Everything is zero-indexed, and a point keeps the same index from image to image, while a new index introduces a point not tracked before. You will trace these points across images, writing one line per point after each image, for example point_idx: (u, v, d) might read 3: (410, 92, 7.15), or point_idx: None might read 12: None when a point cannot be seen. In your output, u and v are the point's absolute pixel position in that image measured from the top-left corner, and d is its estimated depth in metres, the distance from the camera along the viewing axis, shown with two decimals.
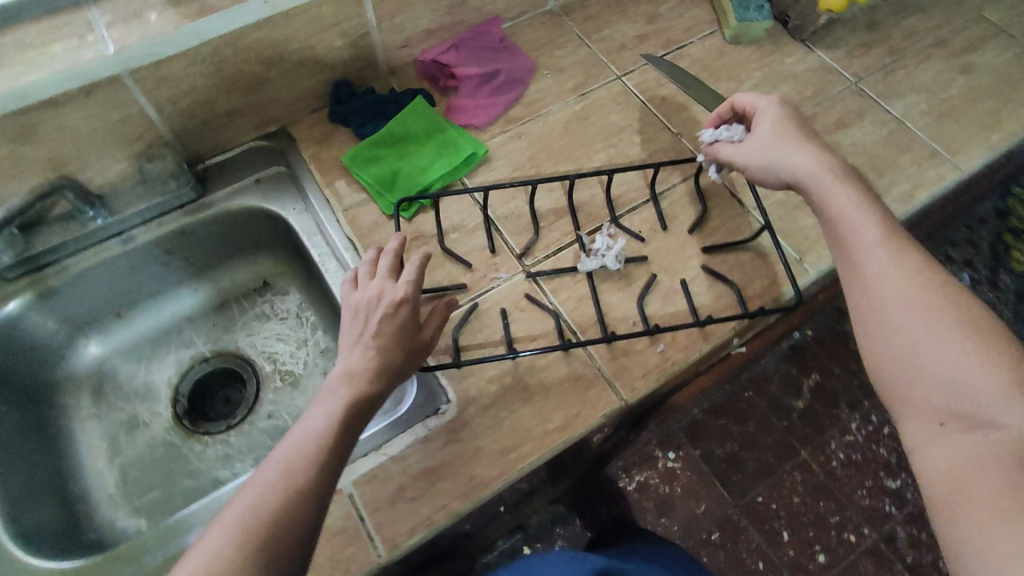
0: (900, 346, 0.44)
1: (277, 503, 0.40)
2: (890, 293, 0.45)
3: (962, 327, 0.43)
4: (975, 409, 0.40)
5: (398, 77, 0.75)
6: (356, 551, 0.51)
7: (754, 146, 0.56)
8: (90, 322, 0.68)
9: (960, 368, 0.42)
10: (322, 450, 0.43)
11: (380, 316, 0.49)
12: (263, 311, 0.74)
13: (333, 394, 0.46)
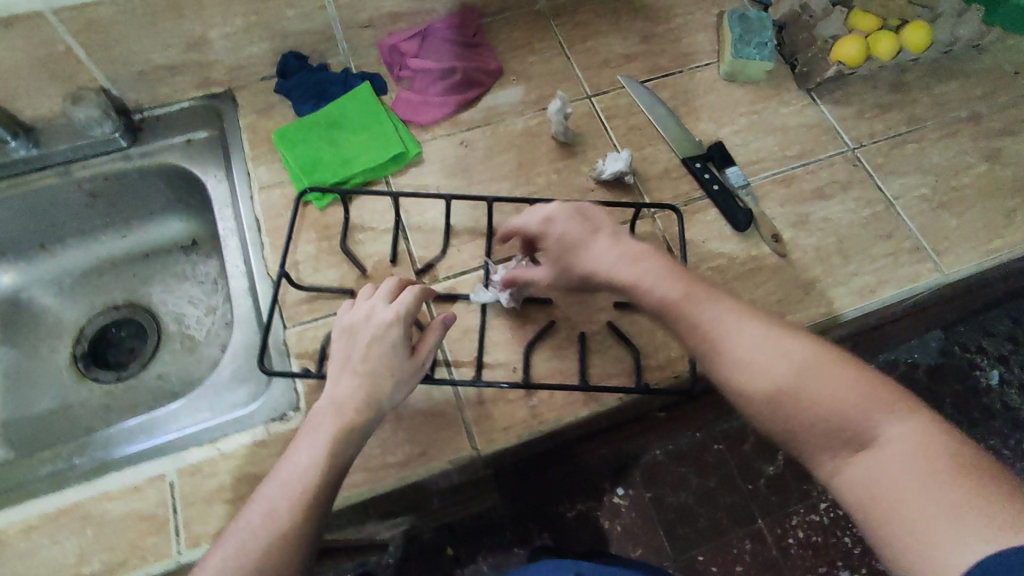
0: (760, 398, 0.42)
1: (262, 554, 0.40)
2: (732, 345, 0.44)
3: (796, 354, 0.43)
4: (854, 429, 0.40)
5: (358, 58, 0.71)
6: (158, 542, 0.50)
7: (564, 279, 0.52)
8: (11, 250, 0.70)
9: (821, 398, 0.41)
10: (308, 492, 0.42)
11: (370, 339, 0.48)
12: (183, 271, 0.73)
13: (321, 427, 0.45)
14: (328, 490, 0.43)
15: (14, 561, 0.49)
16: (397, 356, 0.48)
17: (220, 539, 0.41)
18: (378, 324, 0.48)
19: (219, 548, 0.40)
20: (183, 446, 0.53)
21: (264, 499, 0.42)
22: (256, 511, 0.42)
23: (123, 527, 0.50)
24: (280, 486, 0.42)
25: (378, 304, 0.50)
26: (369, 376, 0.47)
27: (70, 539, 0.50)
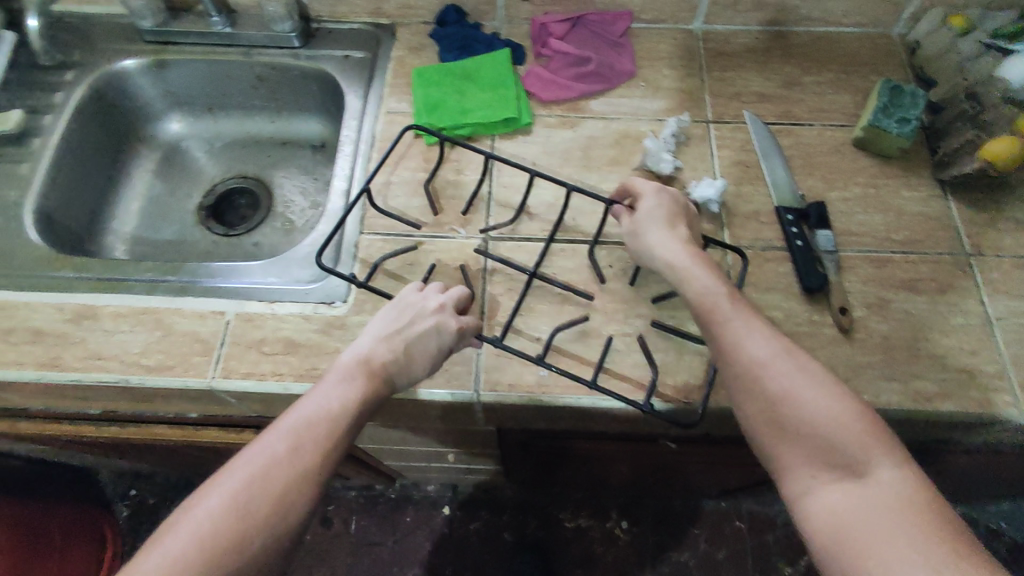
0: (760, 406, 0.45)
1: (287, 478, 0.43)
2: (755, 358, 0.46)
3: (812, 384, 0.45)
4: (848, 460, 0.42)
5: (510, 28, 0.77)
6: (201, 362, 0.59)
7: (633, 238, 0.56)
8: (188, 106, 0.84)
9: (826, 424, 0.43)
10: (331, 437, 0.46)
11: (426, 325, 0.53)
12: (305, 165, 0.84)
13: (349, 376, 0.49)
14: (345, 443, 0.46)
15: (100, 333, 0.61)
16: (437, 358, 0.53)
17: (238, 457, 0.44)
18: (440, 320, 0.53)
19: (240, 463, 0.43)
20: (247, 297, 0.62)
21: (287, 427, 0.45)
22: (281, 437, 0.45)
23: (181, 340, 0.60)
24: (306, 418, 0.46)
25: (442, 304, 0.55)
26: (407, 360, 0.52)
27: (141, 333, 0.60)
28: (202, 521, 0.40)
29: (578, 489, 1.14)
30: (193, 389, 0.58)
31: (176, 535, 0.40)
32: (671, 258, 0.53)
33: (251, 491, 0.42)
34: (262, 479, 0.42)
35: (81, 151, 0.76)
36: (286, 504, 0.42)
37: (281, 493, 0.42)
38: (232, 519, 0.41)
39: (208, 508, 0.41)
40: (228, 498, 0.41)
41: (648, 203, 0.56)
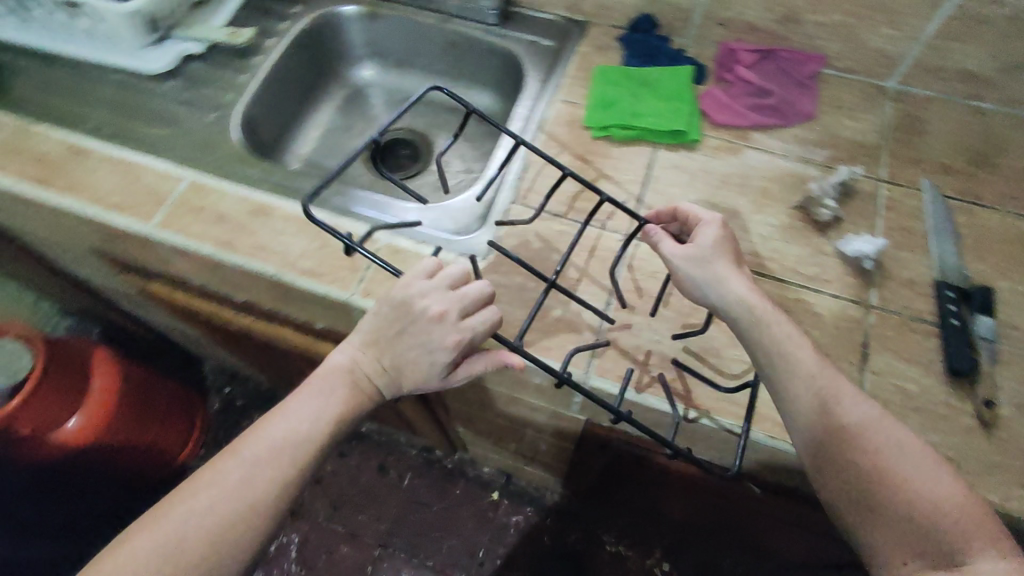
0: (846, 475, 0.44)
1: (240, 506, 0.46)
2: (838, 422, 0.46)
3: (904, 458, 0.44)
4: (947, 548, 0.40)
5: (697, 48, 0.78)
6: (346, 276, 0.65)
7: (690, 267, 0.53)
8: (382, 59, 0.93)
9: (921, 504, 0.42)
10: (292, 462, 0.48)
11: (421, 339, 0.51)
12: (468, 134, 0.90)
13: (322, 390, 0.51)
14: (307, 464, 0.49)
15: (270, 229, 0.68)
16: (429, 373, 0.51)
17: (201, 479, 0.47)
18: (438, 337, 0.51)
19: (198, 492, 0.46)
20: (398, 232, 0.68)
21: (249, 448, 0.48)
22: (241, 463, 0.48)
23: (334, 254, 0.66)
24: (273, 442, 0.48)
25: (446, 309, 0.51)
26: (394, 375, 0.52)
27: (302, 239, 0.67)
28: (146, 556, 0.44)
29: (628, 522, 1.19)
30: (332, 298, 0.64)
31: (131, 556, 0.44)
32: (743, 292, 0.51)
33: (205, 522, 0.45)
34: (216, 506, 0.46)
35: (288, 75, 0.86)
36: (242, 528, 0.46)
37: (236, 517, 0.46)
38: (185, 543, 0.45)
39: (165, 531, 0.45)
40: (181, 524, 0.45)
41: (706, 232, 0.54)
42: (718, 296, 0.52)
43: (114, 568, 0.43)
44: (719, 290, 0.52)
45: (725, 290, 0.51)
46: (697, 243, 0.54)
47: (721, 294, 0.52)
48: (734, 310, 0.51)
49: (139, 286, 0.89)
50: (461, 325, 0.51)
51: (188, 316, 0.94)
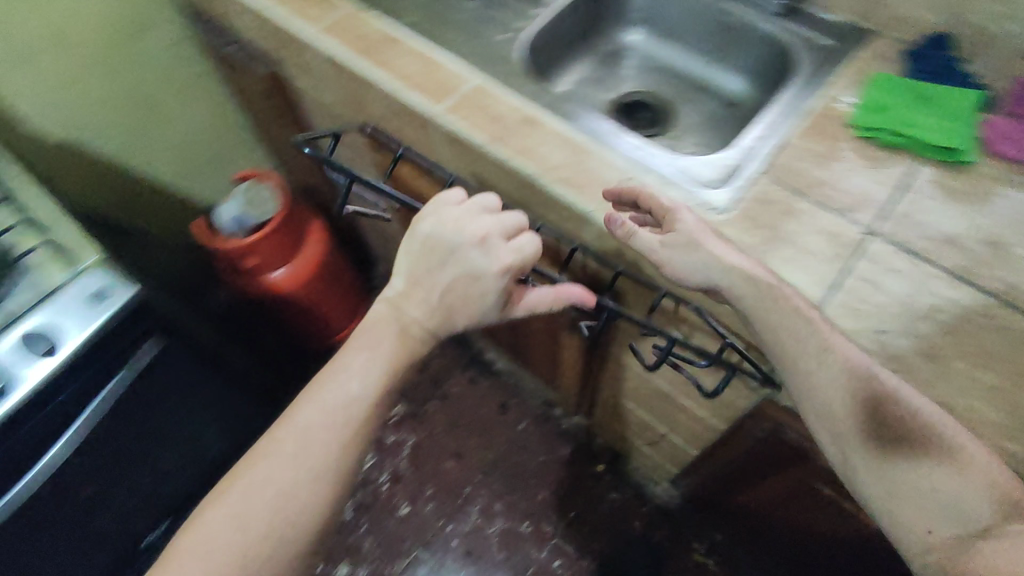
0: (827, 407, 0.58)
1: (311, 463, 0.60)
2: (821, 367, 0.58)
3: (869, 390, 0.56)
4: (903, 444, 0.54)
5: (987, 77, 0.77)
6: (594, 195, 0.72)
7: (672, 252, 0.64)
8: (651, 27, 1.00)
9: (883, 416, 0.55)
10: (346, 422, 0.62)
11: (467, 267, 0.66)
12: (711, 116, 0.96)
13: (370, 351, 0.65)
14: (360, 422, 0.63)
15: (536, 138, 0.77)
16: (486, 293, 0.66)
17: (266, 448, 0.61)
18: (482, 263, 0.66)
19: (266, 457, 0.60)
20: (648, 171, 0.74)
21: (309, 415, 0.62)
22: (297, 431, 0.61)
23: (588, 175, 0.74)
24: (321, 411, 0.62)
25: (489, 234, 0.67)
26: (450, 302, 0.66)
27: (562, 154, 0.76)
28: (241, 506, 0.58)
29: (744, 532, 1.23)
30: (577, 209, 0.72)
31: (227, 507, 0.58)
32: (745, 265, 0.62)
33: (286, 476, 0.59)
34: (288, 466, 0.59)
35: (571, 22, 0.95)
36: (317, 479, 0.60)
37: (306, 473, 0.59)
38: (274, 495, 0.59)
39: (249, 487, 0.59)
40: (261, 482, 0.59)
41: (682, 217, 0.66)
42: (715, 272, 0.62)
43: (216, 520, 0.58)
44: (716, 267, 0.62)
45: (707, 267, 0.63)
46: (676, 228, 0.65)
47: (711, 273, 0.62)
48: (727, 284, 0.62)
49: (387, 166, 1.03)
50: (492, 244, 0.66)
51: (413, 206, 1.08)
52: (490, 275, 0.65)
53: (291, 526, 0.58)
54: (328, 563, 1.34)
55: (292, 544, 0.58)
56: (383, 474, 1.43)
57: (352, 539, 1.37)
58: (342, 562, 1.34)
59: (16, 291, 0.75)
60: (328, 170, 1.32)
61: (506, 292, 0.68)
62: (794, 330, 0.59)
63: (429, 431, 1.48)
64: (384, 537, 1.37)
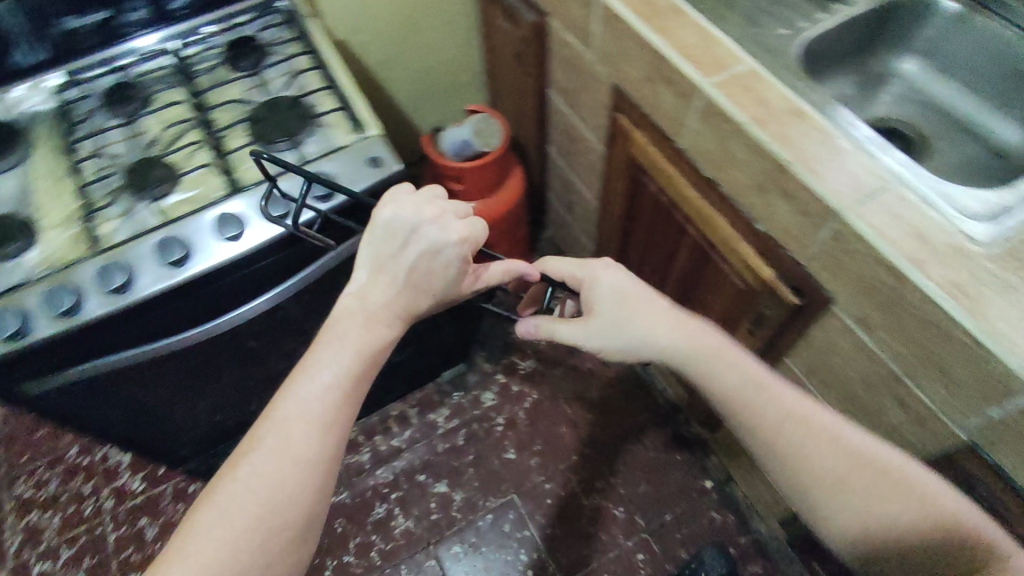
0: (794, 470, 0.67)
1: (295, 456, 0.61)
2: (777, 426, 0.68)
3: (823, 438, 0.66)
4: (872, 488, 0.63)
5: None
6: (848, 194, 0.73)
7: (598, 325, 0.81)
8: (929, 60, 0.98)
9: (838, 469, 0.65)
10: (327, 410, 0.63)
11: (423, 250, 0.71)
12: (972, 161, 0.92)
13: (341, 341, 0.67)
14: (340, 408, 0.64)
15: (799, 128, 0.79)
16: (450, 267, 0.73)
17: (249, 449, 0.62)
18: (437, 244, 0.72)
19: (248, 460, 0.60)
20: (909, 187, 0.74)
21: (283, 409, 0.63)
22: (276, 430, 0.62)
23: (846, 174, 0.75)
24: (297, 409, 0.63)
25: (444, 213, 0.74)
26: (415, 280, 0.72)
27: (822, 149, 0.77)
28: (233, 506, 0.59)
29: None
30: (826, 202, 0.73)
31: (217, 510, 0.58)
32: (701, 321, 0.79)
33: (272, 471, 0.60)
34: (270, 463, 0.60)
35: (853, 35, 0.95)
36: (303, 470, 0.61)
37: (290, 464, 0.60)
38: (260, 492, 0.59)
39: (235, 490, 0.59)
40: (245, 481, 0.59)
41: (603, 280, 0.82)
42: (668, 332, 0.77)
43: (208, 523, 0.58)
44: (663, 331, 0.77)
45: (654, 344, 0.77)
46: (597, 305, 0.81)
47: (654, 343, 0.77)
48: (673, 362, 0.77)
49: (621, 129, 1.09)
50: (447, 224, 0.73)
51: (631, 172, 1.13)
52: (452, 246, 0.72)
53: (274, 521, 0.59)
54: (430, 475, 1.46)
55: (278, 538, 0.59)
56: (502, 416, 1.52)
57: (458, 462, 1.47)
58: (443, 479, 1.45)
59: (314, 140, 0.90)
60: (549, 125, 1.42)
61: (465, 265, 0.75)
62: (747, 400, 0.70)
63: (552, 392, 1.54)
64: (485, 471, 1.45)
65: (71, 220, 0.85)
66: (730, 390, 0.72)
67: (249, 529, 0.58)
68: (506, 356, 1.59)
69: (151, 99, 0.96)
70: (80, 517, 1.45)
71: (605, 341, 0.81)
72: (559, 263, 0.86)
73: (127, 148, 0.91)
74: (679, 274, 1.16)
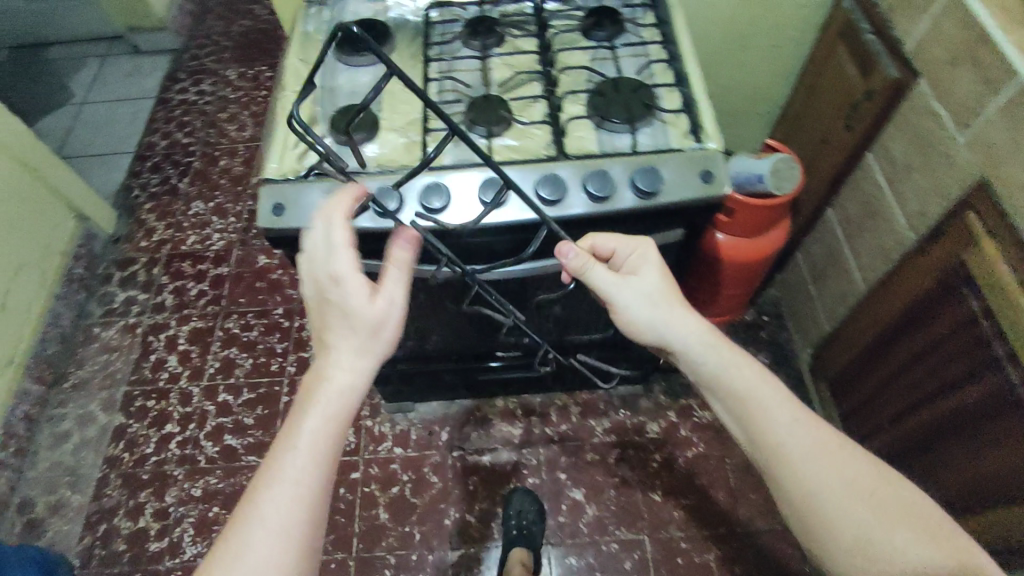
0: (794, 473, 0.67)
1: (289, 528, 0.64)
2: (778, 424, 0.70)
3: (825, 439, 0.68)
4: (876, 495, 0.64)
5: None
6: None
7: (628, 291, 0.79)
8: None
9: (837, 474, 0.65)
10: (314, 481, 0.66)
11: (331, 294, 0.66)
12: None
13: (317, 407, 0.67)
14: (323, 477, 0.67)
15: None
16: (352, 285, 0.65)
17: (241, 527, 0.63)
18: (334, 279, 0.65)
19: (244, 538, 0.63)
20: None
21: (273, 479, 0.65)
22: (266, 509, 0.64)
23: None
24: (285, 487, 0.65)
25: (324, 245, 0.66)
26: (344, 314, 0.66)
27: None
28: None
29: None
30: None
31: None
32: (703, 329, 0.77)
33: (271, 550, 0.63)
34: (266, 539, 0.63)
35: None
36: (299, 542, 0.64)
37: (287, 538, 0.64)
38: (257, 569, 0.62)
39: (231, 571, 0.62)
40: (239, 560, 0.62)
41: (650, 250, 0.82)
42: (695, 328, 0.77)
43: None
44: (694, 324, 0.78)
45: (683, 331, 0.78)
46: (639, 269, 0.80)
47: (678, 334, 0.77)
48: (696, 350, 0.77)
49: (963, 227, 0.94)
50: (336, 251, 0.65)
51: (944, 277, 0.99)
52: (352, 278, 0.65)
53: None
54: (571, 478, 1.44)
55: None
56: (659, 454, 1.45)
57: (602, 478, 1.43)
58: (582, 487, 1.42)
59: (647, 132, 0.88)
60: (843, 188, 1.28)
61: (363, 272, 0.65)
62: (756, 390, 0.73)
63: (720, 454, 1.45)
64: (625, 500, 1.40)
65: (411, 131, 0.90)
66: (740, 388, 0.73)
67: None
68: (686, 398, 1.52)
69: (505, 41, 0.99)
70: (266, 370, 1.61)
71: (632, 312, 0.79)
72: (607, 235, 0.82)
73: (474, 82, 0.95)
74: (951, 408, 1.00)
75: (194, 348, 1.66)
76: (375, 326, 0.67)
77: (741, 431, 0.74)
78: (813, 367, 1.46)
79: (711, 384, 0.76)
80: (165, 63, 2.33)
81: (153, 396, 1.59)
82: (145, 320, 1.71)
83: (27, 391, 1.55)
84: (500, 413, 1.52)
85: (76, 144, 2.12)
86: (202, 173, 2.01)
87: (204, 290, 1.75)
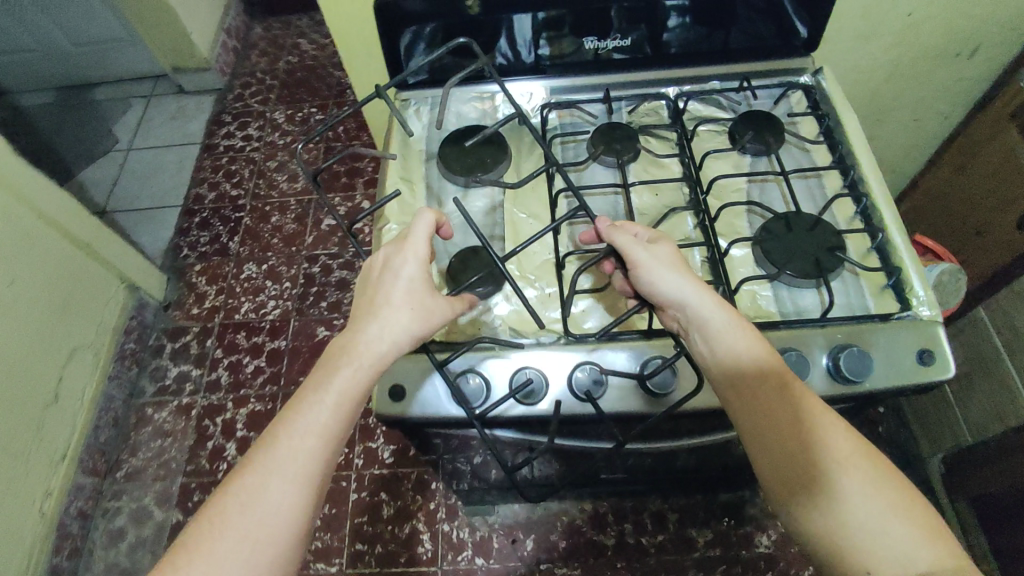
0: (755, 417, 0.59)
1: (296, 482, 0.57)
2: (752, 370, 0.60)
3: (800, 396, 0.59)
4: (832, 448, 0.56)
5: None
6: None
7: (649, 256, 0.65)
8: None
9: (797, 420, 0.58)
10: (330, 441, 0.59)
11: (396, 267, 0.64)
12: None
13: (349, 360, 0.60)
14: (340, 440, 0.59)
15: None
16: (419, 268, 0.64)
17: (249, 472, 0.57)
18: (406, 257, 0.64)
19: (250, 481, 0.56)
20: None
21: (289, 427, 0.58)
22: (279, 456, 0.57)
23: None
24: (303, 436, 0.58)
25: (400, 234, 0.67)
26: (396, 292, 0.63)
27: None
28: (230, 534, 0.55)
29: None
30: None
31: (212, 538, 0.54)
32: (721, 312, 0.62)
33: (278, 498, 0.56)
34: (274, 490, 0.56)
35: None
36: (306, 500, 0.57)
37: (296, 491, 0.56)
38: (258, 515, 0.55)
39: (232, 517, 0.55)
40: (242, 503, 0.55)
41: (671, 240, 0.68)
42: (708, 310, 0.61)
43: (201, 556, 0.54)
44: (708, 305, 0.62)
45: (699, 304, 0.62)
46: (662, 246, 0.66)
47: (693, 301, 0.62)
48: (705, 325, 0.61)
49: None
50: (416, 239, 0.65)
51: None
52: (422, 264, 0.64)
53: (268, 549, 0.55)
54: None
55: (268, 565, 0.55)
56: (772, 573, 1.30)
57: None
58: None
59: (836, 288, 0.73)
60: (1003, 290, 1.10)
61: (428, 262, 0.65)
62: (755, 352, 0.60)
63: None
64: None
65: (542, 278, 0.76)
66: (727, 341, 0.61)
67: (243, 560, 0.54)
68: None
69: (641, 154, 0.83)
70: None
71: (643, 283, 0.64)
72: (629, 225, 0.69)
73: (612, 212, 0.80)
74: None
75: (253, 435, 1.54)
76: (427, 314, 0.63)
77: (722, 387, 0.61)
78: (948, 481, 1.28)
79: (701, 347, 0.63)
80: (210, 104, 2.21)
81: (212, 490, 1.48)
82: (199, 401, 1.60)
83: (80, 486, 1.45)
84: (590, 519, 1.38)
85: (123, 197, 2.02)
86: (252, 230, 1.89)
87: (261, 366, 1.64)
